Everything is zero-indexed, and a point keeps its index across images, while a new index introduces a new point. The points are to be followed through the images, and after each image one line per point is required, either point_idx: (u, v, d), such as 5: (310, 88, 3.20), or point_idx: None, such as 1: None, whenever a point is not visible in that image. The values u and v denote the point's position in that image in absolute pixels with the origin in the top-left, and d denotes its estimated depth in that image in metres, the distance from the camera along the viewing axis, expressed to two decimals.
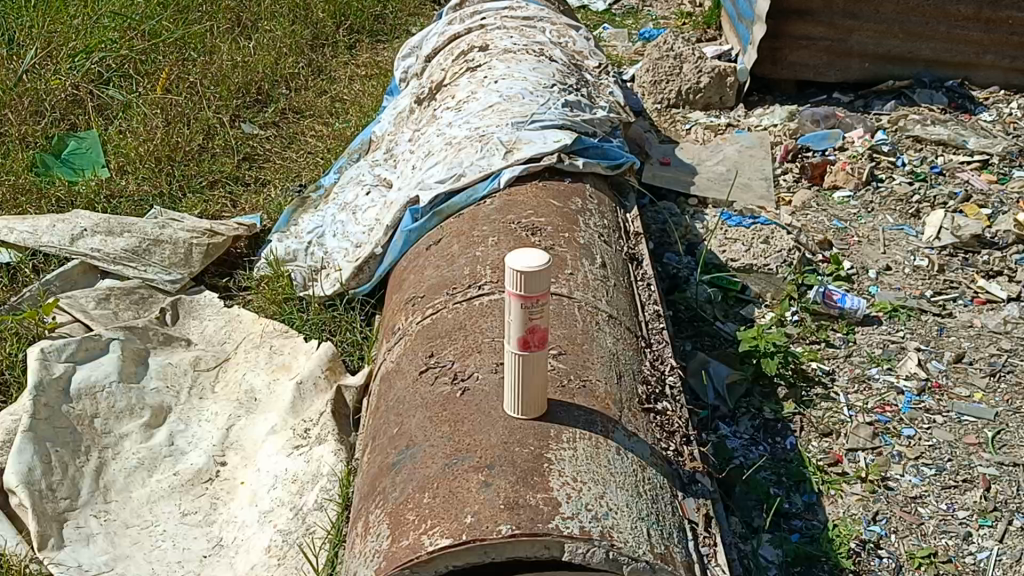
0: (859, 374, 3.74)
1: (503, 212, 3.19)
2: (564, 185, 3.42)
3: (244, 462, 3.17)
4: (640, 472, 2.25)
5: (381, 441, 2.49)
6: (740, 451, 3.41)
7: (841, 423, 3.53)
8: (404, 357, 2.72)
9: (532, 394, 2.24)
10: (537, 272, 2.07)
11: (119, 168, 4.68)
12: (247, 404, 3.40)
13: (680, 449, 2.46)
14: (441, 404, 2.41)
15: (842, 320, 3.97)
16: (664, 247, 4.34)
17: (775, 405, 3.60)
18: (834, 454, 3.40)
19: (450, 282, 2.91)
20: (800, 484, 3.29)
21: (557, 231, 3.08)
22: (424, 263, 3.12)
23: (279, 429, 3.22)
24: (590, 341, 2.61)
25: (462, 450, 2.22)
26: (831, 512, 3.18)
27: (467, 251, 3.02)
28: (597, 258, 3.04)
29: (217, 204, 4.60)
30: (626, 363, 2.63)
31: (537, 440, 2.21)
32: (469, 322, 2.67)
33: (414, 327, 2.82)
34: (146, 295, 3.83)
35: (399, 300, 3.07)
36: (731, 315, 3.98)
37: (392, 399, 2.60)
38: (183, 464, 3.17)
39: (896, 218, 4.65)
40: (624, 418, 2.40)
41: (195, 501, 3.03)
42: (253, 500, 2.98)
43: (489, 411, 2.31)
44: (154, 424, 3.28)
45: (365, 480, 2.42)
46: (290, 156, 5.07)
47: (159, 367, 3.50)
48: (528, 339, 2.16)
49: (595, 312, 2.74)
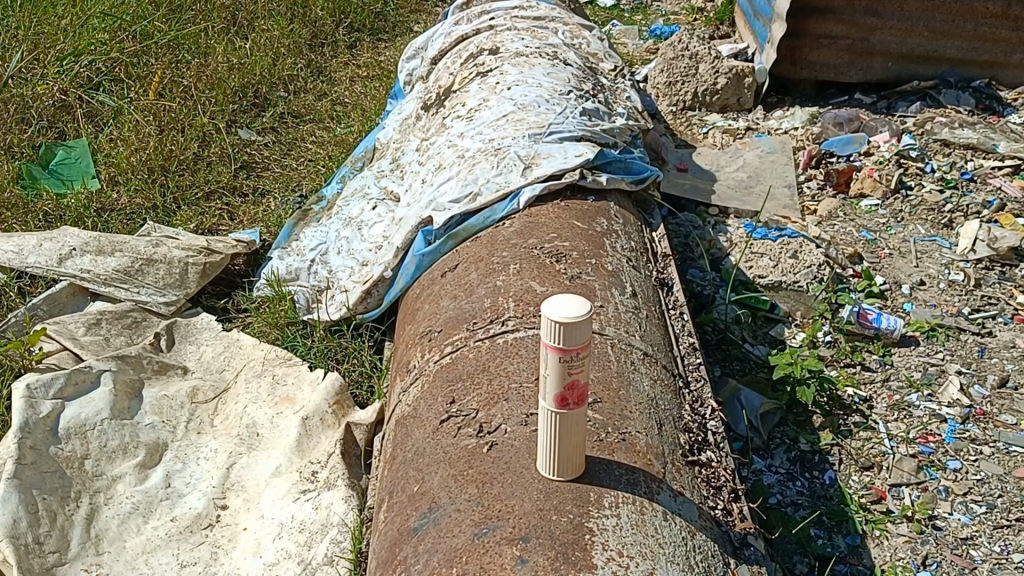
0: (898, 401, 3.52)
1: (523, 236, 2.96)
2: (587, 203, 3.19)
3: (246, 505, 2.96)
4: (689, 540, 2.03)
5: (399, 498, 2.27)
6: (777, 487, 3.20)
7: (882, 455, 3.31)
8: (422, 402, 2.49)
9: (568, 454, 2.02)
10: (577, 325, 1.84)
11: (110, 179, 4.45)
12: (248, 440, 3.18)
13: (728, 506, 2.24)
14: (466, 461, 2.19)
15: (877, 342, 3.75)
16: (687, 261, 4.11)
17: (810, 435, 3.39)
18: (876, 490, 3.19)
19: (469, 315, 2.68)
20: (842, 523, 3.08)
21: (583, 257, 2.86)
22: (439, 292, 2.90)
23: (284, 470, 3.00)
24: (626, 385, 2.38)
25: (493, 518, 2.01)
26: (878, 556, 2.97)
27: (487, 281, 2.79)
28: (628, 287, 2.81)
29: (214, 216, 4.37)
30: (665, 407, 2.40)
31: (577, 506, 1.99)
32: (493, 364, 2.45)
33: (431, 367, 2.60)
34: (139, 319, 3.62)
35: (413, 333, 2.84)
36: (760, 336, 3.77)
37: (409, 450, 2.38)
38: (181, 509, 2.95)
39: (928, 228, 4.43)
40: (667, 475, 2.18)
41: (194, 551, 2.82)
42: (257, 550, 2.76)
43: (521, 471, 2.09)
44: (148, 465, 3.07)
45: (383, 545, 2.20)
46: (290, 163, 4.84)
47: (153, 400, 3.28)
48: (566, 395, 1.93)
49: (629, 351, 2.52)
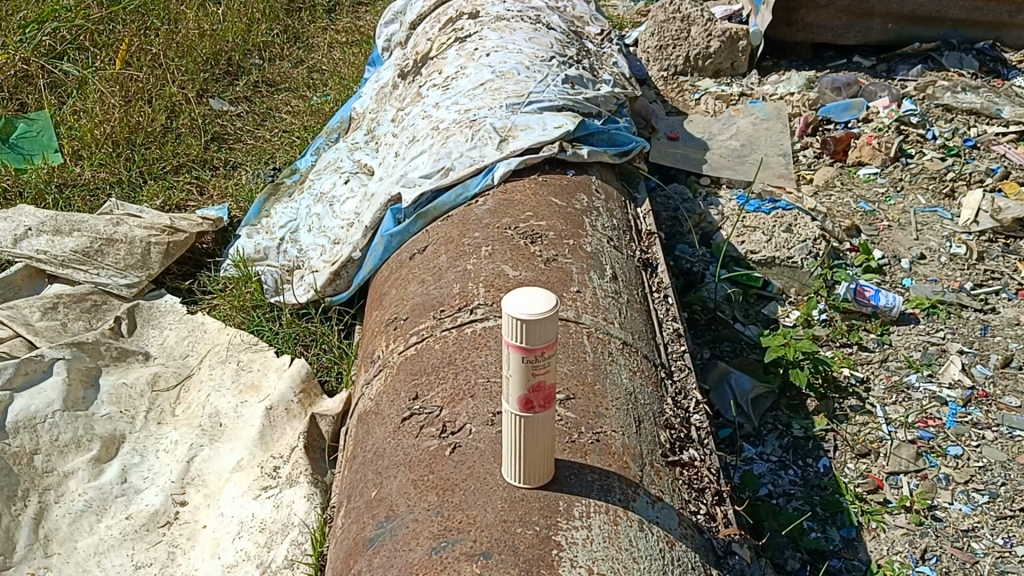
0: (897, 383, 3.35)
1: (497, 215, 2.78)
2: (567, 178, 3.01)
3: (206, 501, 2.79)
4: (667, 553, 1.87)
5: (356, 504, 2.10)
6: (768, 477, 3.04)
7: (880, 441, 3.15)
8: (384, 397, 2.32)
9: (534, 460, 1.85)
10: (541, 321, 1.66)
11: (73, 153, 4.26)
12: (211, 431, 3.01)
13: (711, 511, 2.07)
14: (427, 465, 2.02)
15: (876, 320, 3.57)
16: (676, 237, 3.92)
17: (804, 420, 3.22)
18: (873, 479, 3.02)
19: (437, 301, 2.50)
20: (836, 515, 2.92)
21: (560, 237, 2.67)
22: (407, 276, 2.72)
23: (246, 464, 2.84)
24: (602, 379, 2.21)
25: (453, 531, 1.84)
26: (874, 550, 2.81)
27: (457, 264, 2.61)
28: (607, 269, 2.63)
29: (182, 191, 4.18)
30: (644, 402, 2.23)
31: (544, 518, 1.82)
32: (459, 356, 2.27)
33: (395, 358, 2.42)
34: (99, 302, 3.44)
35: (379, 320, 2.67)
36: (752, 315, 3.60)
37: (369, 450, 2.21)
38: (137, 505, 2.79)
39: (929, 198, 4.24)
40: (645, 479, 2.01)
41: (150, 551, 2.66)
42: (215, 551, 2.61)
43: (485, 478, 1.92)
44: (104, 459, 2.91)
45: (338, 555, 2.04)
46: (264, 135, 4.64)
47: (111, 388, 3.11)
48: (531, 398, 1.76)
49: (607, 340, 2.34)
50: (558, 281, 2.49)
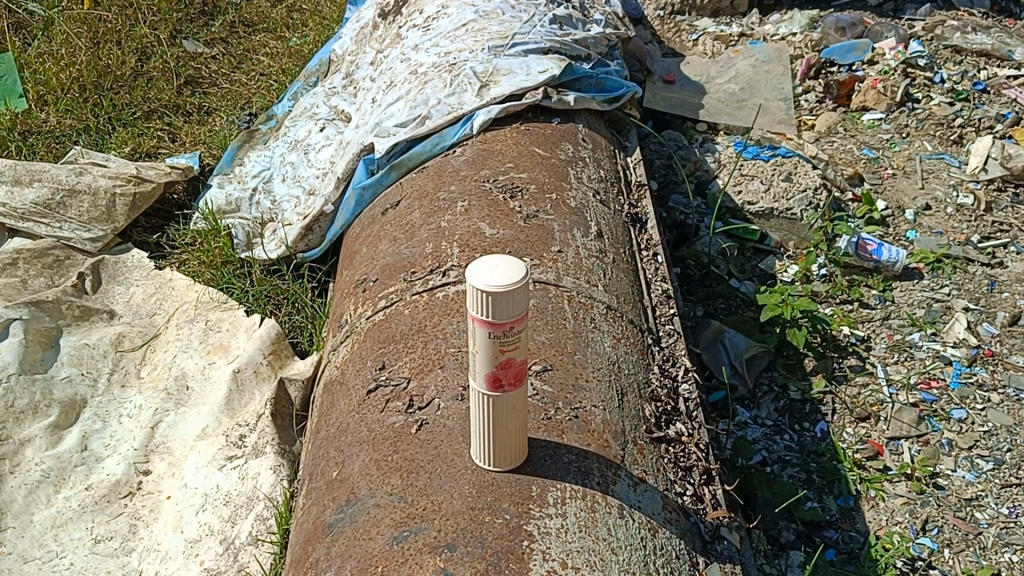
0: (899, 342, 3.20)
1: (474, 166, 2.60)
2: (552, 126, 2.82)
3: (171, 470, 2.65)
4: (650, 541, 1.72)
5: (317, 484, 1.95)
6: (762, 443, 2.89)
7: (880, 404, 3.00)
8: (350, 366, 2.16)
9: (505, 441, 1.70)
10: (508, 293, 1.51)
11: (38, 98, 4.07)
12: (176, 395, 2.86)
13: (699, 491, 1.93)
14: (391, 444, 1.86)
15: (877, 276, 3.40)
16: (669, 186, 3.73)
17: (801, 381, 3.07)
18: (873, 444, 2.88)
19: (408, 262, 2.33)
20: (833, 483, 2.78)
21: (542, 191, 2.50)
22: (379, 233, 2.54)
23: (211, 432, 2.69)
24: (583, 347, 2.04)
25: (416, 518, 1.69)
26: (873, 521, 2.68)
27: (430, 221, 2.43)
28: (592, 226, 2.46)
29: (152, 137, 3.99)
30: (629, 372, 2.07)
31: (515, 506, 1.67)
32: (430, 323, 2.11)
33: (363, 323, 2.26)
34: (62, 257, 3.27)
35: (349, 280, 2.50)
36: (748, 270, 3.43)
37: (332, 425, 2.05)
38: (97, 475, 2.65)
39: (935, 145, 4.05)
40: (627, 458, 1.86)
41: (110, 524, 2.53)
42: (177, 524, 2.47)
43: (452, 460, 1.77)
44: (63, 426, 2.77)
45: (296, 540, 1.89)
46: (240, 78, 4.43)
47: (72, 349, 2.97)
48: (500, 375, 1.60)
49: (589, 305, 2.18)
50: (538, 240, 2.31)
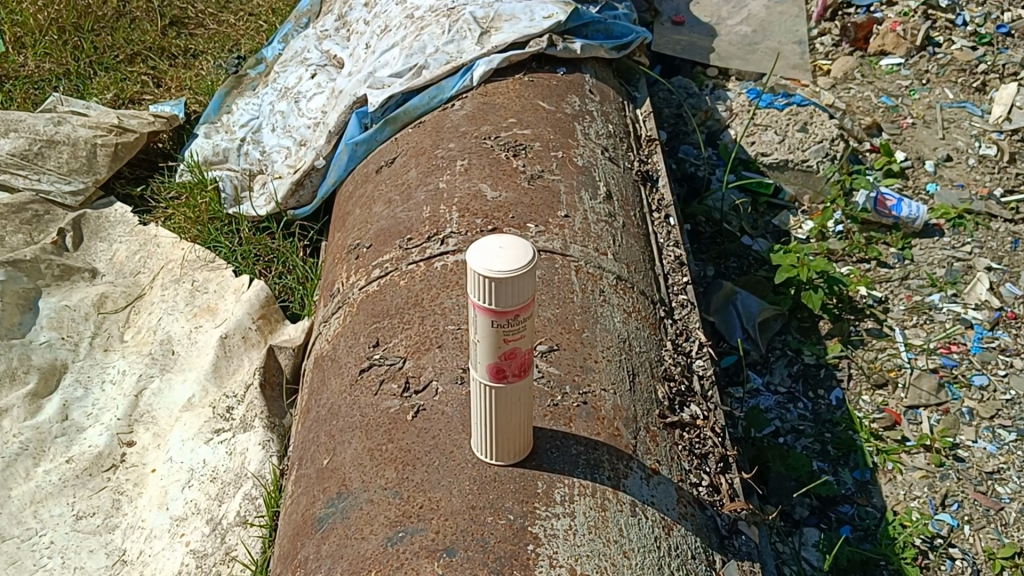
0: (918, 304, 3.05)
1: (475, 122, 2.43)
2: (556, 77, 2.64)
3: (156, 441, 2.53)
4: (664, 542, 1.59)
5: (307, 471, 1.82)
6: (775, 411, 2.77)
7: (898, 370, 2.87)
8: (342, 341, 2.02)
9: (508, 434, 1.56)
10: (512, 280, 1.37)
11: (15, 40, 3.90)
12: (161, 359, 2.73)
13: (715, 481, 1.80)
14: (385, 432, 1.73)
15: (897, 232, 3.25)
16: (678, 136, 3.56)
17: (815, 345, 2.93)
18: (890, 413, 2.76)
19: (404, 226, 2.18)
20: (849, 455, 2.66)
21: (547, 149, 2.33)
22: (373, 194, 2.39)
23: (197, 402, 2.57)
24: (592, 324, 1.90)
25: (412, 517, 1.56)
26: (890, 495, 2.57)
27: (427, 181, 2.27)
28: (600, 187, 2.30)
29: (136, 82, 3.80)
30: (640, 350, 1.93)
31: (518, 505, 1.54)
32: (426, 297, 1.96)
33: (355, 294, 2.11)
34: (41, 212, 3.10)
35: (340, 244, 2.35)
36: (761, 226, 3.28)
37: (323, 406, 1.92)
38: (79, 447, 2.53)
39: (957, 92, 3.86)
40: (639, 448, 1.73)
41: (93, 499, 2.42)
42: (162, 501, 2.36)
43: (451, 452, 1.64)
44: (42, 394, 2.64)
45: (285, 532, 1.77)
46: (228, 18, 4.21)
47: (51, 312, 2.83)
48: (503, 366, 1.47)
49: (598, 276, 2.03)
50: (543, 203, 2.16)
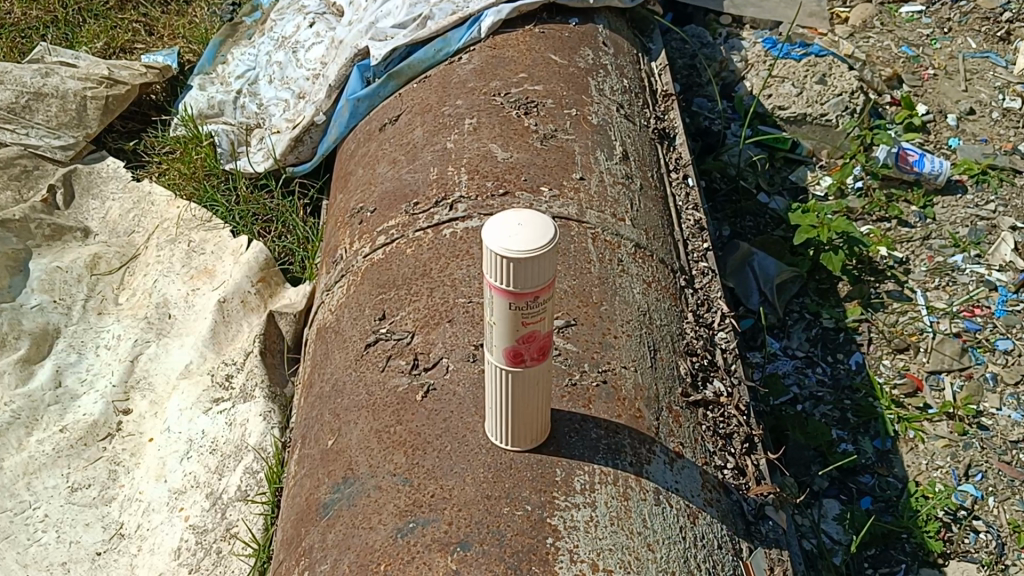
0: (940, 265, 2.95)
1: (483, 77, 2.30)
2: (568, 28, 2.50)
3: (153, 409, 2.44)
4: (690, 532, 1.51)
5: (311, 451, 1.73)
6: (793, 377, 2.68)
7: (920, 334, 2.77)
8: (346, 313, 1.92)
9: (525, 419, 1.47)
10: (532, 259, 1.27)
11: None
12: (157, 324, 2.62)
13: (741, 463, 1.71)
14: (393, 413, 1.63)
15: (918, 190, 3.14)
16: (692, 88, 3.42)
17: (834, 308, 2.83)
18: (912, 379, 2.67)
19: (410, 189, 2.06)
20: (869, 423, 2.57)
21: (561, 106, 2.21)
22: (376, 153, 2.27)
23: (195, 369, 2.47)
24: (610, 297, 1.80)
25: (423, 507, 1.47)
26: (912, 465, 2.48)
27: (434, 141, 2.15)
28: (617, 147, 2.18)
29: (127, 30, 3.65)
30: (661, 323, 1.83)
31: (536, 495, 1.46)
32: (435, 267, 1.85)
33: (359, 262, 2.00)
34: (29, 167, 2.98)
35: (342, 207, 2.23)
36: (778, 183, 3.17)
37: (326, 382, 1.82)
38: (73, 415, 2.45)
39: (980, 42, 3.72)
40: (662, 430, 1.63)
41: (89, 470, 2.34)
42: (160, 473, 2.28)
43: (465, 436, 1.54)
44: (34, 360, 2.55)
45: (288, 516, 1.69)
46: None
47: (42, 274, 2.72)
48: (522, 350, 1.37)
49: (616, 244, 1.92)
50: (558, 165, 2.04)
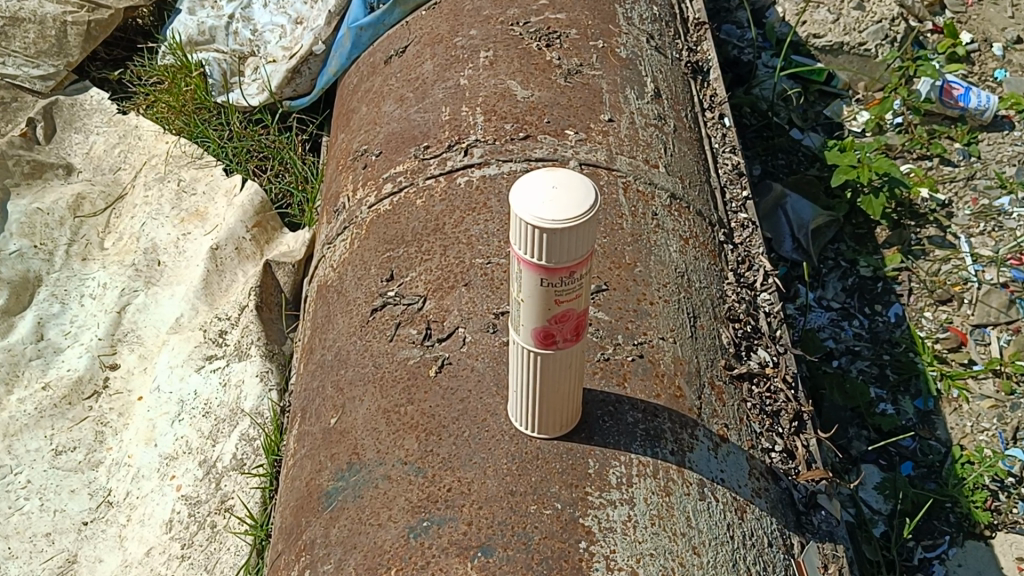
0: (986, 208, 2.74)
1: (500, 2, 2.06)
2: None
3: (142, 365, 2.27)
4: (738, 530, 1.34)
5: (312, 430, 1.56)
6: (828, 330, 2.50)
7: (964, 285, 2.58)
8: (349, 271, 1.73)
9: (554, 405, 1.29)
10: (568, 229, 1.07)
11: None
12: (145, 271, 2.43)
13: (789, 445, 1.54)
14: (404, 390, 1.46)
15: (962, 126, 2.92)
16: (719, 14, 3.18)
17: (872, 256, 2.64)
18: (956, 333, 2.48)
19: (419, 131, 1.85)
20: (910, 381, 2.40)
21: (586, 37, 1.99)
22: (381, 89, 2.05)
23: (186, 324, 2.29)
24: (645, 257, 1.61)
25: (439, 503, 1.30)
26: (955, 427, 2.32)
27: (446, 77, 1.93)
28: (648, 84, 1.97)
29: None
30: (700, 286, 1.64)
31: (567, 490, 1.29)
32: (448, 221, 1.66)
33: (363, 213, 1.81)
34: (7, 99, 2.78)
35: (344, 148, 2.03)
36: (811, 118, 2.96)
37: (328, 350, 1.64)
38: (57, 371, 2.28)
39: None
40: (704, 411, 1.46)
41: (74, 432, 2.17)
42: (150, 436, 2.11)
43: (485, 422, 1.37)
44: (13, 312, 2.37)
45: (288, 502, 1.52)
46: None
47: (22, 216, 2.53)
48: (554, 331, 1.19)
49: (650, 195, 1.72)
50: (584, 105, 1.83)
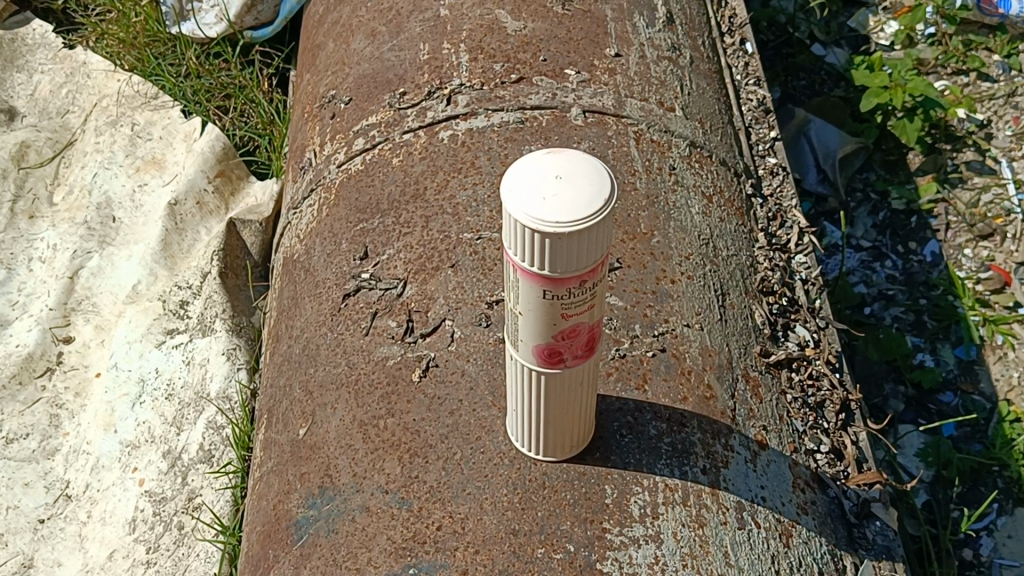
0: None
1: None
2: None
3: (98, 338, 2.03)
4: (784, 562, 1.13)
5: (279, 439, 1.33)
6: (858, 273, 2.27)
7: (1007, 216, 2.33)
8: (317, 245, 1.48)
9: (563, 426, 1.07)
10: (574, 234, 0.83)
11: None
12: (99, 229, 2.18)
13: (836, 443, 1.32)
14: (383, 398, 1.23)
15: (1002, 35, 2.64)
16: None
17: (904, 187, 2.39)
18: (999, 272, 2.25)
19: (393, 74, 1.58)
20: (949, 327, 2.17)
21: None
22: (350, 20, 1.77)
23: (145, 292, 2.05)
24: (664, 224, 1.36)
25: (428, 545, 1.08)
26: (1001, 379, 2.10)
27: (424, 7, 1.65)
28: (659, 7, 1.69)
29: None
30: (728, 253, 1.40)
31: (580, 527, 1.07)
32: (430, 187, 1.41)
33: (332, 174, 1.55)
34: None
35: (310, 92, 1.76)
36: (834, 30, 2.67)
37: (296, 342, 1.40)
38: (4, 348, 2.04)
39: None
40: (740, 412, 1.23)
41: (27, 417, 1.95)
42: (109, 421, 1.89)
43: (480, 442, 1.15)
44: None
45: (254, 526, 1.30)
46: None
47: None
48: (560, 348, 0.96)
49: (667, 146, 1.47)
50: (586, 37, 1.57)
